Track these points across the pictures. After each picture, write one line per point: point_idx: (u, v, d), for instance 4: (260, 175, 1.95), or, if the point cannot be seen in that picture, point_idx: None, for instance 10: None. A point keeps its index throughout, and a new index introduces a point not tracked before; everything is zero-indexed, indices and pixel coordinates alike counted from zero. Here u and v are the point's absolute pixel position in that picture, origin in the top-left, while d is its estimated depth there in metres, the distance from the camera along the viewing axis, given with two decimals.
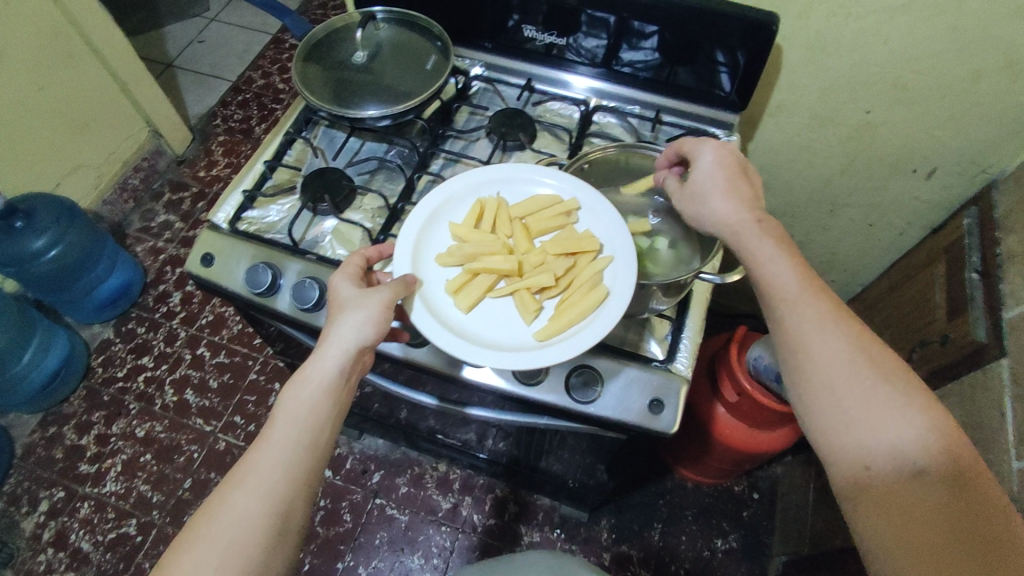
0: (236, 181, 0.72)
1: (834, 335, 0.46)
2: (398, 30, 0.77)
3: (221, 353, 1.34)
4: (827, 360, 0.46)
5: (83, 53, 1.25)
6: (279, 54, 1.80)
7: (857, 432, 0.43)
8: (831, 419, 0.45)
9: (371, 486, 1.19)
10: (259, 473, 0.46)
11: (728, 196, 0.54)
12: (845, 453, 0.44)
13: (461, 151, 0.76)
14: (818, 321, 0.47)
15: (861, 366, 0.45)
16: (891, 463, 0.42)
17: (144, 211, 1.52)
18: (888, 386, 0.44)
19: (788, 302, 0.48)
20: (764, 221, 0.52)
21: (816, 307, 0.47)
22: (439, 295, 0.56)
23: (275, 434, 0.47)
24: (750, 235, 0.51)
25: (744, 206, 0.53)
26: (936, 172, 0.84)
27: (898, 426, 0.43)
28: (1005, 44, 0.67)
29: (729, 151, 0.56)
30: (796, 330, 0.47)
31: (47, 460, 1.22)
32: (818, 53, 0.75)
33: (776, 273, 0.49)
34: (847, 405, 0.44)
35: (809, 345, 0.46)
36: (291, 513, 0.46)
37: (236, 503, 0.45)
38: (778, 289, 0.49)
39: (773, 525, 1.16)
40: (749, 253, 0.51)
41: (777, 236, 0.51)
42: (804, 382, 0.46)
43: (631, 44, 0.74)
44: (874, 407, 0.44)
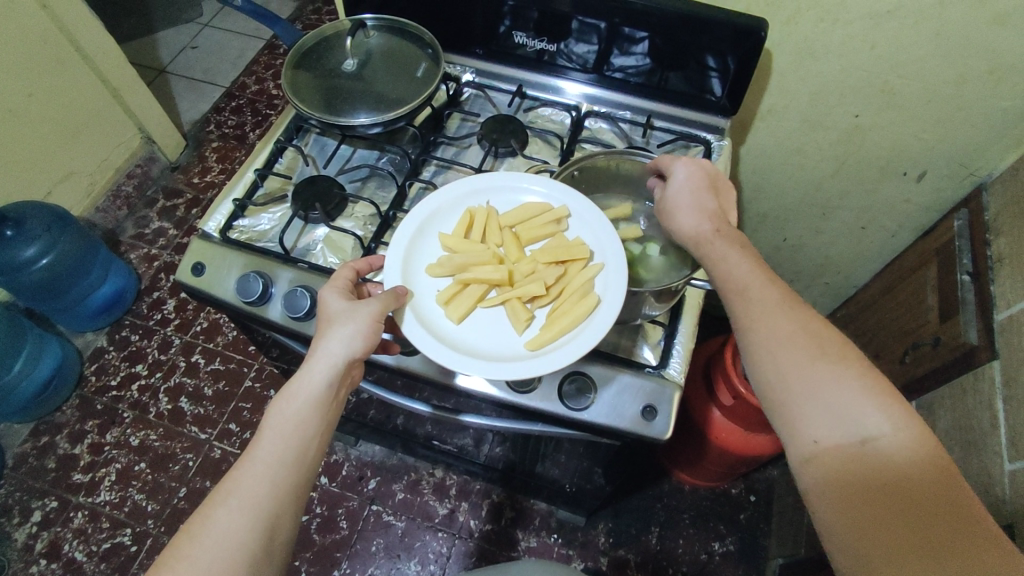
0: (227, 190, 0.72)
1: (784, 319, 0.48)
2: (389, 38, 0.77)
3: (216, 360, 1.34)
4: (778, 343, 0.47)
5: (74, 60, 1.25)
6: (272, 60, 1.80)
7: (811, 414, 0.44)
8: (786, 402, 0.45)
9: (368, 492, 1.19)
10: (244, 490, 0.45)
11: (696, 210, 0.56)
12: (803, 436, 0.44)
13: (453, 158, 0.76)
14: (769, 307, 0.48)
15: (811, 346, 0.46)
16: (846, 444, 0.42)
17: (137, 218, 1.51)
18: (838, 366, 0.45)
19: (743, 293, 0.50)
20: (722, 230, 0.54)
21: (767, 295, 0.49)
22: (430, 305, 0.55)
23: (260, 450, 0.47)
24: (708, 241, 0.54)
25: (706, 219, 0.55)
26: (926, 175, 0.85)
27: (851, 406, 0.43)
28: (990, 50, 0.67)
29: (700, 167, 0.59)
30: (749, 318, 0.49)
31: (39, 470, 1.21)
32: (807, 58, 0.75)
33: (730, 268, 0.51)
34: (799, 387, 0.45)
35: (761, 331, 0.48)
36: (278, 528, 0.46)
37: (222, 520, 0.45)
38: (734, 283, 0.51)
39: (771, 526, 1.16)
40: (706, 254, 0.54)
41: (734, 237, 0.54)
42: (758, 369, 0.48)
43: (622, 49, 0.74)
44: (825, 386, 0.44)
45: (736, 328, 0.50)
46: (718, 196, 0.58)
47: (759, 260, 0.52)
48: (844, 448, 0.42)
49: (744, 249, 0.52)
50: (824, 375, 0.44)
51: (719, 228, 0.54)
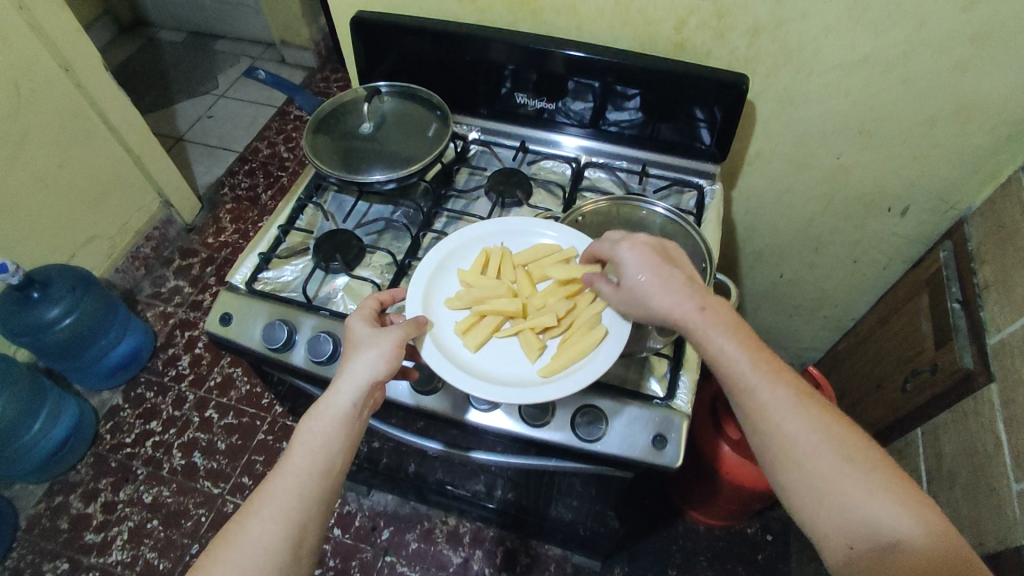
0: (251, 245, 0.77)
1: (801, 421, 0.49)
2: (401, 102, 0.84)
3: (229, 414, 1.36)
4: (800, 449, 0.48)
5: (101, 131, 1.33)
6: (284, 124, 1.90)
7: (838, 517, 0.46)
8: (812, 503, 0.47)
9: (381, 543, 1.18)
10: (277, 500, 0.48)
11: (666, 290, 0.53)
12: (828, 533, 0.47)
13: (463, 209, 0.81)
14: (782, 407, 0.49)
15: (831, 449, 0.47)
16: (873, 541, 0.45)
17: (154, 277, 1.56)
18: (857, 467, 0.47)
19: (753, 392, 0.50)
20: (707, 307, 0.52)
21: (780, 395, 0.50)
22: (448, 335, 0.59)
23: (290, 466, 0.49)
24: (699, 324, 0.52)
25: (684, 295, 0.53)
26: (910, 210, 0.90)
27: (871, 502, 0.46)
28: (954, 95, 0.74)
29: (645, 246, 0.56)
30: (765, 420, 0.49)
31: (52, 530, 1.21)
32: (788, 106, 0.81)
33: (735, 363, 0.51)
34: (825, 491, 0.47)
35: (781, 435, 0.49)
36: (304, 537, 0.48)
37: (254, 529, 0.47)
38: (742, 380, 0.50)
39: (789, 566, 1.15)
40: (702, 343, 0.52)
41: (727, 321, 0.52)
42: (780, 471, 0.49)
43: (615, 105, 0.81)
44: (851, 491, 0.46)
45: (748, 424, 0.51)
46: (676, 265, 0.56)
47: (759, 349, 0.52)
48: (865, 536, 0.45)
49: (745, 337, 0.52)
50: (846, 477, 0.46)
51: (704, 307, 0.52)
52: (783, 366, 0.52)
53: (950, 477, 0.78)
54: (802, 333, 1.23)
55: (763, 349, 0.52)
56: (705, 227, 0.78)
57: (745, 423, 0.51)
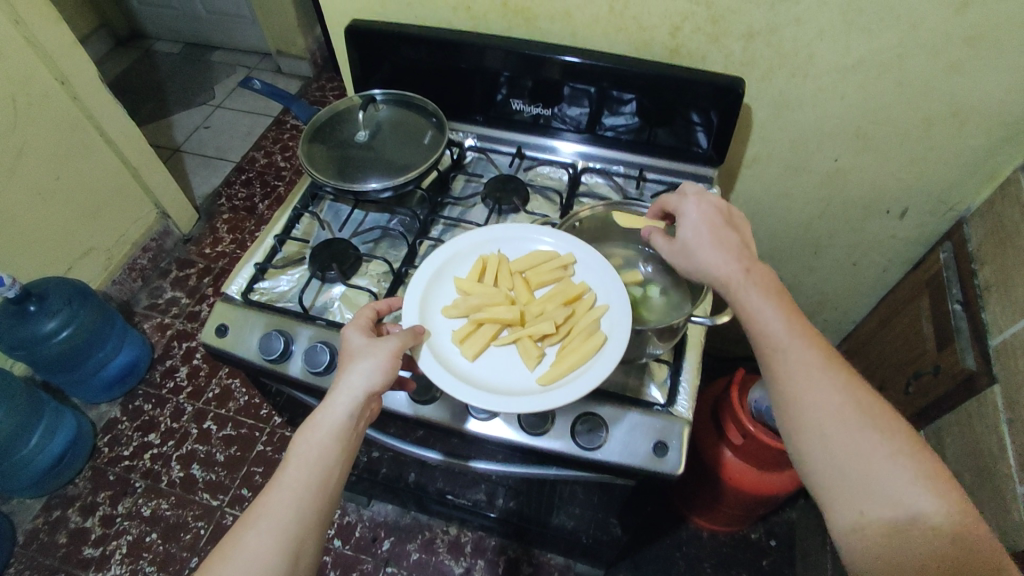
0: (248, 255, 0.76)
1: (828, 384, 0.48)
2: (397, 110, 0.84)
3: (228, 426, 1.35)
4: (824, 411, 0.47)
5: (97, 143, 1.33)
6: (280, 134, 1.90)
7: (855, 485, 0.46)
8: (829, 468, 0.47)
9: (382, 554, 1.17)
10: (273, 514, 0.47)
11: (717, 247, 0.56)
12: (841, 499, 0.46)
13: (459, 217, 0.81)
14: (811, 370, 0.49)
15: (855, 415, 0.47)
16: (888, 510, 0.45)
17: (151, 289, 1.55)
18: (881, 437, 0.46)
19: (784, 352, 0.50)
20: (753, 269, 0.54)
21: (811, 358, 0.49)
22: (446, 344, 0.59)
23: (286, 478, 0.49)
24: (742, 284, 0.53)
25: (734, 257, 0.55)
26: (908, 212, 0.89)
27: (891, 473, 0.45)
28: (949, 97, 0.73)
29: (710, 204, 0.59)
30: (791, 383, 0.49)
31: (49, 546, 1.20)
32: (784, 110, 0.81)
33: (769, 322, 0.51)
34: (844, 456, 0.46)
35: (806, 397, 0.48)
36: (301, 551, 0.47)
37: (251, 540, 0.46)
38: (774, 339, 0.51)
39: (794, 571, 1.14)
40: (740, 303, 0.53)
41: (769, 286, 0.53)
42: (799, 433, 0.48)
43: (612, 110, 0.80)
44: (873, 460, 0.45)
45: (773, 387, 0.51)
46: (735, 229, 0.58)
47: (798, 314, 0.52)
48: (879, 505, 0.45)
49: (782, 302, 0.52)
50: (868, 445, 0.46)
51: (749, 269, 0.54)
52: (815, 333, 0.51)
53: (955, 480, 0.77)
54: None
55: (802, 316, 0.52)
56: None
57: (770, 385, 0.51)
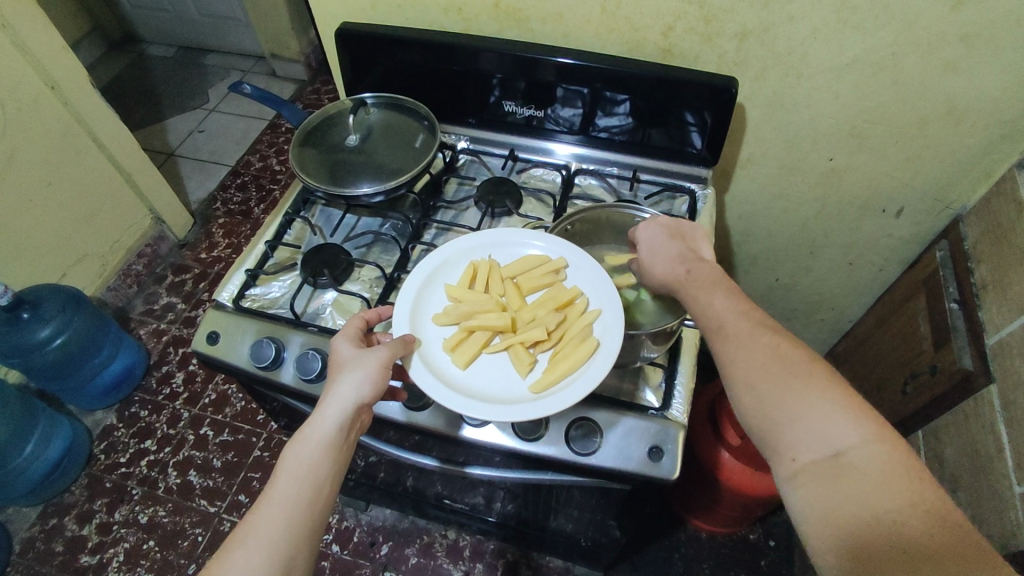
0: (239, 261, 0.76)
1: (754, 345, 0.49)
2: (387, 114, 0.83)
3: (225, 431, 1.34)
4: (750, 370, 0.48)
5: (90, 148, 1.32)
6: (275, 137, 1.89)
7: (786, 432, 0.45)
8: (762, 420, 0.46)
9: (380, 559, 1.17)
10: (262, 531, 0.46)
11: (664, 259, 0.59)
12: (777, 449, 0.45)
13: (452, 220, 0.80)
14: (739, 335, 0.50)
15: (779, 366, 0.47)
16: (818, 453, 0.43)
17: (147, 294, 1.55)
18: (807, 384, 0.45)
19: (717, 326, 0.51)
20: (693, 268, 0.56)
21: (739, 325, 0.50)
22: (437, 352, 0.58)
23: (275, 494, 0.48)
24: (685, 283, 0.56)
25: (677, 263, 0.57)
26: (904, 211, 0.89)
27: (816, 414, 0.44)
28: (943, 96, 0.73)
29: (659, 222, 0.62)
30: (723, 351, 0.50)
31: (46, 554, 1.19)
32: (778, 109, 0.81)
33: (706, 304, 0.53)
34: (770, 406, 0.46)
35: (735, 360, 0.49)
36: (293, 567, 0.47)
37: (239, 559, 0.45)
38: (712, 320, 0.52)
39: (794, 571, 1.13)
40: (685, 295, 0.55)
41: (708, 276, 0.55)
42: (734, 395, 0.49)
43: (605, 111, 0.80)
44: (798, 406, 0.45)
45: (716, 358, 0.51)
46: (685, 240, 0.60)
47: (738, 296, 0.53)
48: (810, 447, 0.44)
49: (717, 284, 0.54)
50: (793, 392, 0.45)
51: (690, 269, 0.56)
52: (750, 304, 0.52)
53: (953, 480, 0.77)
54: (802, 335, 1.22)
55: (747, 301, 0.53)
56: None
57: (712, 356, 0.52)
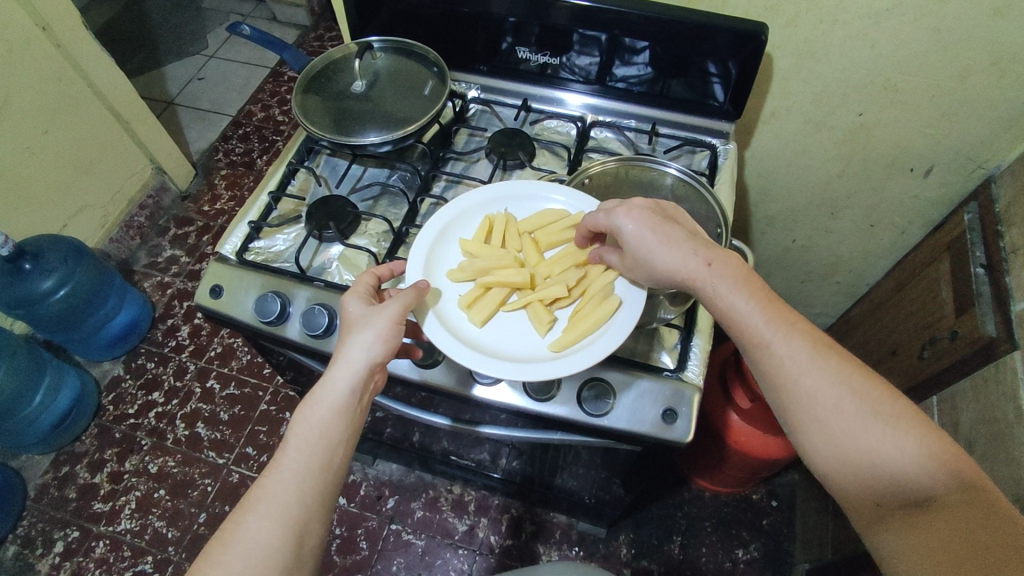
0: (242, 213, 0.73)
1: (821, 374, 0.47)
2: (395, 58, 0.79)
3: (231, 385, 1.34)
4: (819, 404, 0.46)
5: (85, 94, 1.28)
6: (277, 86, 1.83)
7: (863, 474, 0.44)
8: (830, 456, 0.45)
9: (386, 512, 1.19)
10: (273, 497, 0.46)
11: (670, 249, 0.52)
12: (853, 492, 0.45)
13: (462, 172, 0.77)
14: (797, 359, 0.47)
15: (852, 403, 0.45)
16: (899, 496, 0.43)
17: (150, 247, 1.53)
18: (883, 420, 0.44)
19: (767, 347, 0.48)
20: (715, 261, 0.51)
21: (798, 348, 0.48)
22: (452, 309, 0.56)
23: (286, 460, 0.47)
24: (707, 281, 0.50)
25: (689, 251, 0.51)
26: (934, 170, 0.85)
27: (896, 457, 0.43)
28: (990, 44, 0.68)
29: (639, 208, 0.54)
30: (783, 376, 0.48)
31: (60, 500, 1.21)
32: (808, 60, 0.76)
33: (746, 318, 0.49)
34: (841, 444, 0.45)
35: (799, 390, 0.47)
36: (307, 531, 0.46)
37: (251, 526, 0.45)
38: (756, 338, 0.49)
39: (794, 531, 1.15)
40: (713, 299, 0.50)
41: (736, 273, 0.50)
42: (801, 431, 0.47)
43: (624, 59, 0.75)
44: (875, 445, 0.44)
45: (769, 388, 0.49)
46: (675, 221, 0.54)
47: (769, 301, 0.50)
48: (887, 490, 0.43)
49: (756, 290, 0.50)
50: (869, 432, 0.44)
51: (711, 262, 0.51)
52: (797, 316, 0.50)
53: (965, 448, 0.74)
54: (815, 298, 1.20)
55: (784, 308, 0.50)
56: (718, 189, 0.74)
57: (763, 382, 0.50)
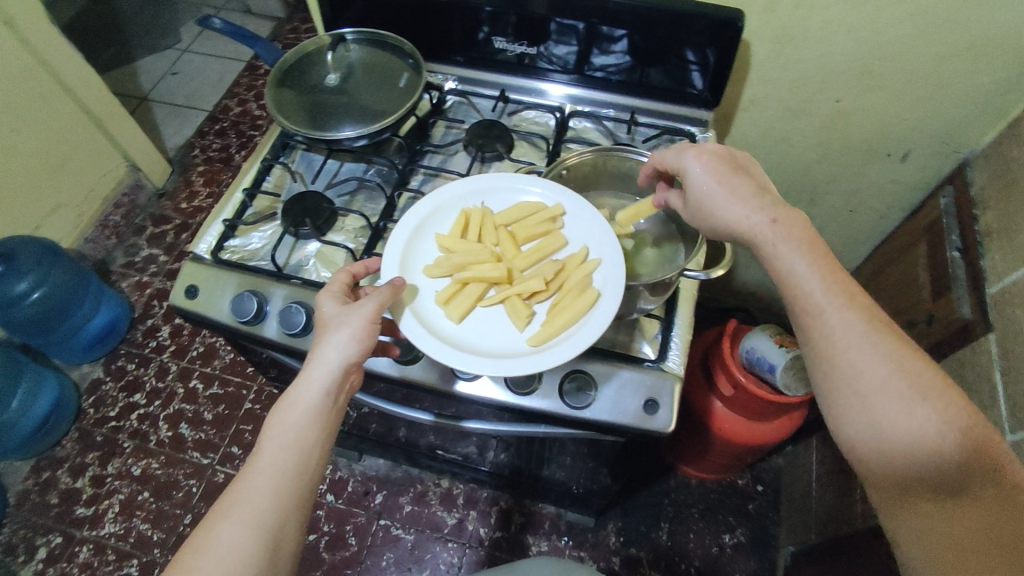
0: (216, 211, 0.72)
1: (873, 352, 0.45)
2: (370, 50, 0.77)
3: (214, 384, 1.33)
4: (867, 379, 0.45)
5: (54, 91, 1.24)
6: (254, 80, 1.80)
7: (899, 455, 0.43)
8: (867, 433, 0.45)
9: (374, 507, 1.18)
10: (246, 502, 0.45)
11: (733, 198, 0.52)
12: (880, 470, 0.44)
13: (440, 165, 0.76)
14: (850, 332, 0.46)
15: (901, 383, 0.44)
16: (928, 478, 0.42)
17: (127, 246, 1.50)
18: (931, 405, 0.43)
19: (819, 314, 0.47)
20: (780, 220, 0.50)
21: (852, 321, 0.46)
22: (429, 306, 0.56)
23: (261, 463, 0.47)
24: (769, 239, 0.50)
25: (755, 204, 0.51)
26: (910, 155, 0.86)
27: (938, 443, 0.42)
28: (964, 28, 0.68)
29: (713, 155, 0.54)
30: (831, 347, 0.46)
31: (42, 506, 1.20)
32: (786, 46, 0.76)
33: (805, 284, 0.48)
34: (882, 425, 0.44)
35: (845, 363, 0.46)
36: (282, 535, 0.46)
37: (224, 532, 0.44)
38: (811, 304, 0.48)
39: (780, 515, 1.16)
40: (771, 258, 0.50)
41: (801, 236, 0.49)
42: (840, 405, 0.46)
43: (601, 48, 0.75)
44: (919, 429, 0.43)
45: (814, 359, 0.48)
46: (746, 174, 0.54)
47: (834, 267, 0.48)
48: (916, 471, 0.43)
49: (821, 258, 0.49)
50: (914, 415, 0.43)
51: (777, 220, 0.50)
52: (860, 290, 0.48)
53: None
54: None
55: (848, 276, 0.49)
56: None
57: (809, 353, 0.48)
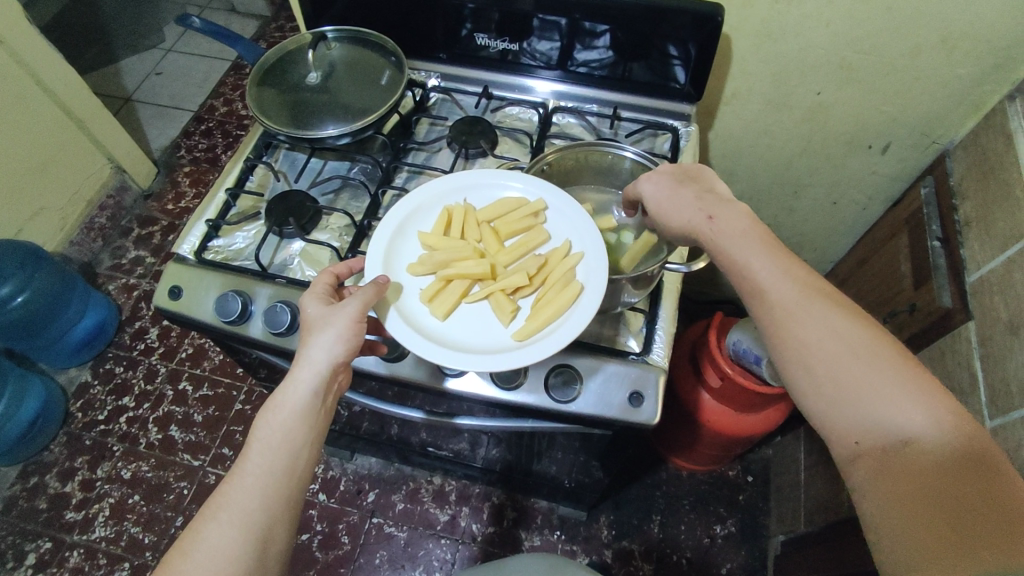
0: (199, 211, 0.72)
1: (818, 323, 0.45)
2: (352, 48, 0.77)
3: (204, 386, 1.32)
4: (814, 351, 0.44)
5: (35, 93, 1.23)
6: (239, 79, 1.79)
7: (856, 422, 0.42)
8: (822, 404, 0.43)
9: (367, 506, 1.18)
10: (234, 504, 0.45)
11: (679, 207, 0.54)
12: (844, 443, 0.42)
13: (424, 163, 0.76)
14: (793, 306, 0.46)
15: (848, 350, 0.43)
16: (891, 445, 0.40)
17: (113, 248, 1.49)
18: (880, 369, 0.42)
19: (762, 294, 0.48)
20: (718, 215, 0.52)
21: (793, 295, 0.46)
22: (413, 303, 0.56)
23: (250, 465, 0.47)
24: (711, 233, 0.51)
25: (698, 207, 0.53)
26: (891, 146, 0.86)
27: (894, 408, 0.41)
28: (940, 21, 0.69)
29: (661, 173, 0.57)
30: (778, 323, 0.46)
31: (30, 511, 1.19)
32: (766, 40, 0.77)
33: (746, 267, 0.49)
34: (835, 394, 0.43)
35: (791, 337, 0.45)
36: (272, 536, 0.46)
37: (212, 534, 0.44)
38: (755, 288, 0.48)
39: (769, 505, 1.17)
40: (715, 250, 0.51)
41: (741, 225, 0.51)
42: (795, 380, 0.45)
43: (584, 43, 0.75)
44: (870, 394, 0.41)
45: (768, 339, 0.47)
46: (694, 183, 0.56)
47: (777, 250, 0.49)
48: (877, 439, 0.41)
49: (761, 241, 0.50)
50: (863, 380, 0.42)
51: (714, 216, 0.52)
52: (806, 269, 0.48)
53: None
54: None
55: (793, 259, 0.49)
56: None
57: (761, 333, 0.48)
